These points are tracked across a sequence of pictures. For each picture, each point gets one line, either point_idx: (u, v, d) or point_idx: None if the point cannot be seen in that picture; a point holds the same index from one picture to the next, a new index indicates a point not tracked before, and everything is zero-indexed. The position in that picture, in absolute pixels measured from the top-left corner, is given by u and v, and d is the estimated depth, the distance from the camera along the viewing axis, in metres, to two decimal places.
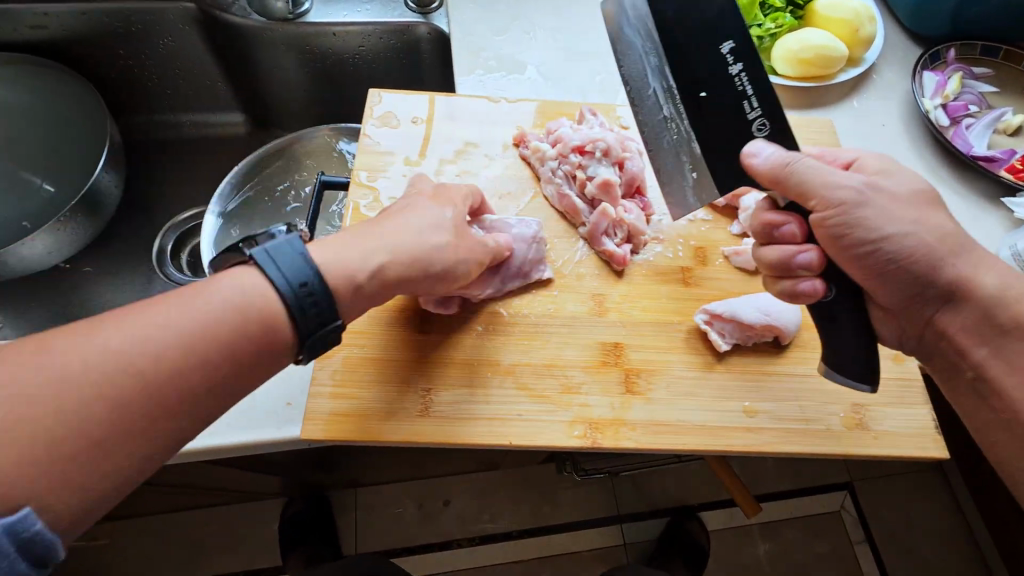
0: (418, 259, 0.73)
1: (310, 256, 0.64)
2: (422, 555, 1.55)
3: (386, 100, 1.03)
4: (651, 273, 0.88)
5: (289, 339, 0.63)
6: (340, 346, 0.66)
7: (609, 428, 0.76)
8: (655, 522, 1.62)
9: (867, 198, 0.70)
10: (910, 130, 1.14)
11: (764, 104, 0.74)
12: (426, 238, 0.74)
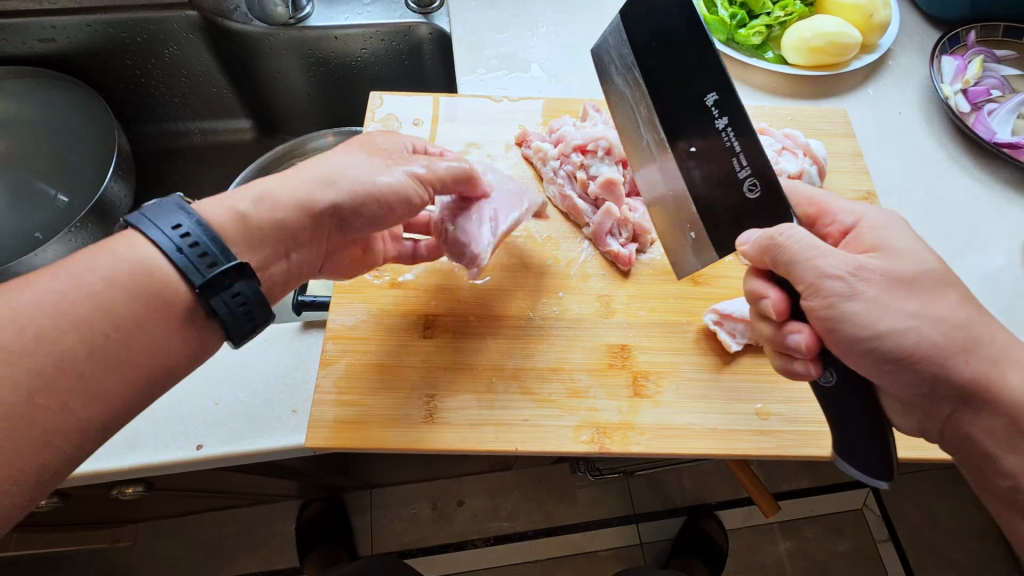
0: (342, 187, 0.70)
1: (187, 205, 0.61)
2: (438, 556, 1.55)
3: (388, 102, 1.02)
4: (658, 273, 0.86)
5: (183, 293, 0.59)
6: (247, 290, 0.60)
7: (617, 432, 0.75)
8: (672, 521, 1.60)
9: (858, 290, 0.61)
10: (928, 117, 1.09)
11: (754, 164, 0.68)
12: (357, 175, 0.72)
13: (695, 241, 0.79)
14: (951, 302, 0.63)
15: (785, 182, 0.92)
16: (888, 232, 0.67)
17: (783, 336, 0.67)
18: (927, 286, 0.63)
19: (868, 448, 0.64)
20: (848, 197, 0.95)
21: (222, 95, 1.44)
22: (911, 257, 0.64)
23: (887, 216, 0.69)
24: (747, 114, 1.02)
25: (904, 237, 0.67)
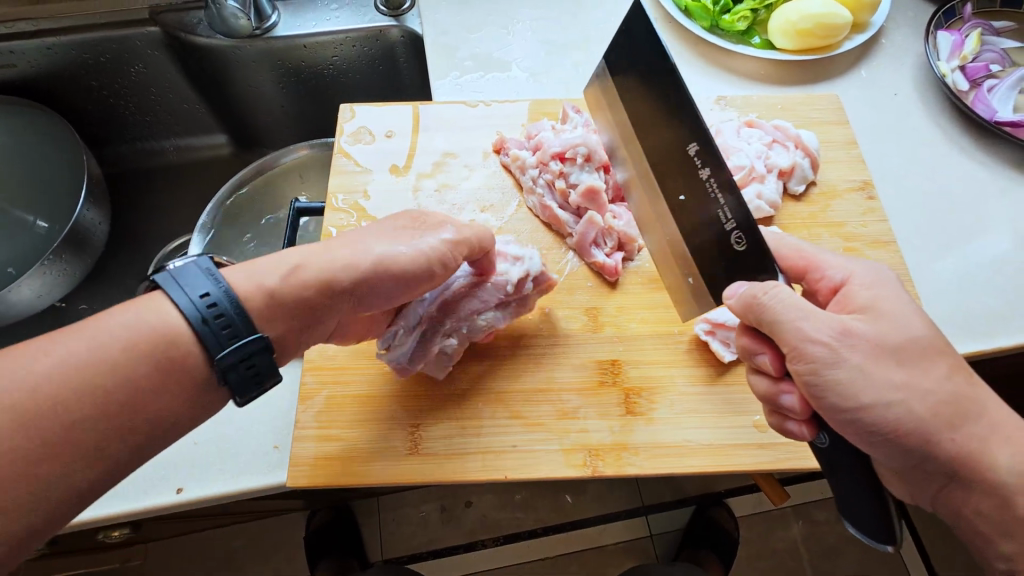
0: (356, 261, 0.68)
1: (216, 273, 0.61)
2: (448, 558, 1.52)
3: (359, 114, 0.98)
4: (647, 281, 0.83)
5: (199, 363, 0.59)
6: (264, 365, 0.61)
7: (610, 454, 0.72)
8: (682, 510, 1.58)
9: (842, 357, 0.58)
10: (924, 98, 1.05)
11: (738, 217, 0.66)
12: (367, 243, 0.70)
13: (694, 285, 0.75)
14: (941, 373, 0.59)
15: (777, 177, 0.88)
16: (884, 292, 0.63)
17: (777, 394, 0.64)
18: (915, 356, 0.59)
19: (863, 504, 0.57)
20: (843, 187, 0.90)
21: (194, 111, 1.40)
22: (904, 318, 0.61)
23: (881, 271, 0.66)
24: (735, 106, 0.98)
25: (903, 300, 0.63)
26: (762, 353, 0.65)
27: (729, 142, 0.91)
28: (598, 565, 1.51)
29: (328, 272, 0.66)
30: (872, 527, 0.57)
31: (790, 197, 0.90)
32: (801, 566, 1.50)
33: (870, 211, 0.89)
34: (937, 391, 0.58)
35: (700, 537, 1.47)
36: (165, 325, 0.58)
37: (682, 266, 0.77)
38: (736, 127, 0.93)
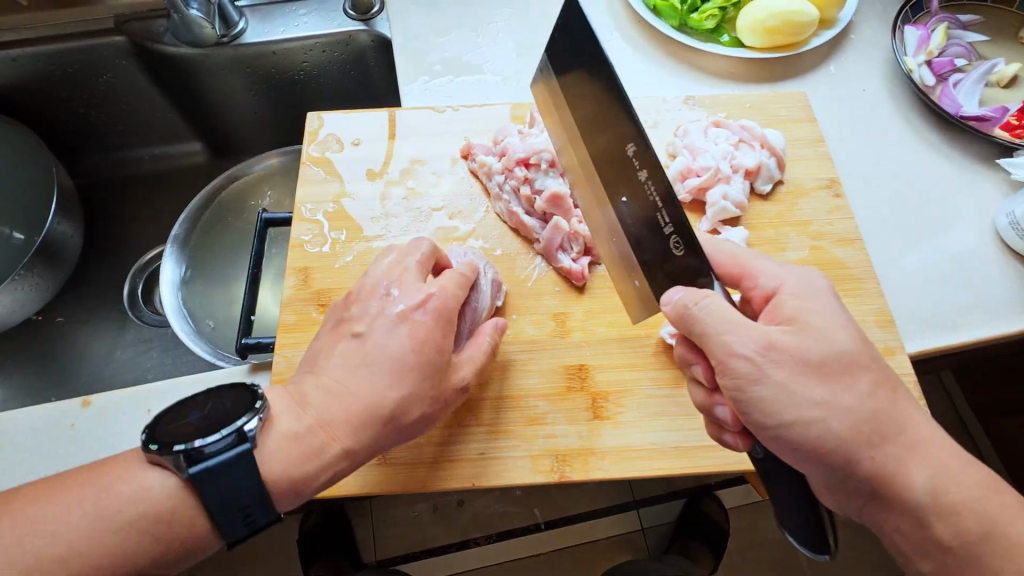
0: (369, 427, 0.65)
1: (225, 428, 0.61)
2: (439, 557, 1.52)
3: (326, 122, 0.98)
4: (615, 285, 0.83)
5: (203, 530, 0.60)
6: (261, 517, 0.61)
7: (577, 459, 0.72)
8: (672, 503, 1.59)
9: (764, 373, 0.59)
10: (893, 93, 1.05)
11: (675, 222, 0.68)
12: (378, 379, 0.66)
13: (641, 289, 0.76)
14: (863, 389, 0.59)
15: (743, 177, 0.88)
16: (815, 302, 0.64)
17: (711, 405, 0.67)
18: (839, 371, 0.59)
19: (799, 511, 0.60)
20: (810, 186, 0.91)
21: (167, 120, 1.39)
22: (830, 329, 0.61)
23: (817, 280, 0.66)
24: (703, 105, 0.98)
25: (834, 311, 0.63)
26: (698, 364, 0.67)
27: (696, 142, 0.91)
28: (589, 559, 1.52)
29: (343, 438, 0.65)
30: (811, 540, 0.58)
31: (758, 196, 0.90)
32: (789, 556, 1.51)
33: (837, 209, 0.89)
34: (858, 409, 0.58)
35: (689, 531, 1.50)
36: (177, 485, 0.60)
37: (631, 271, 0.77)
38: (703, 127, 0.94)
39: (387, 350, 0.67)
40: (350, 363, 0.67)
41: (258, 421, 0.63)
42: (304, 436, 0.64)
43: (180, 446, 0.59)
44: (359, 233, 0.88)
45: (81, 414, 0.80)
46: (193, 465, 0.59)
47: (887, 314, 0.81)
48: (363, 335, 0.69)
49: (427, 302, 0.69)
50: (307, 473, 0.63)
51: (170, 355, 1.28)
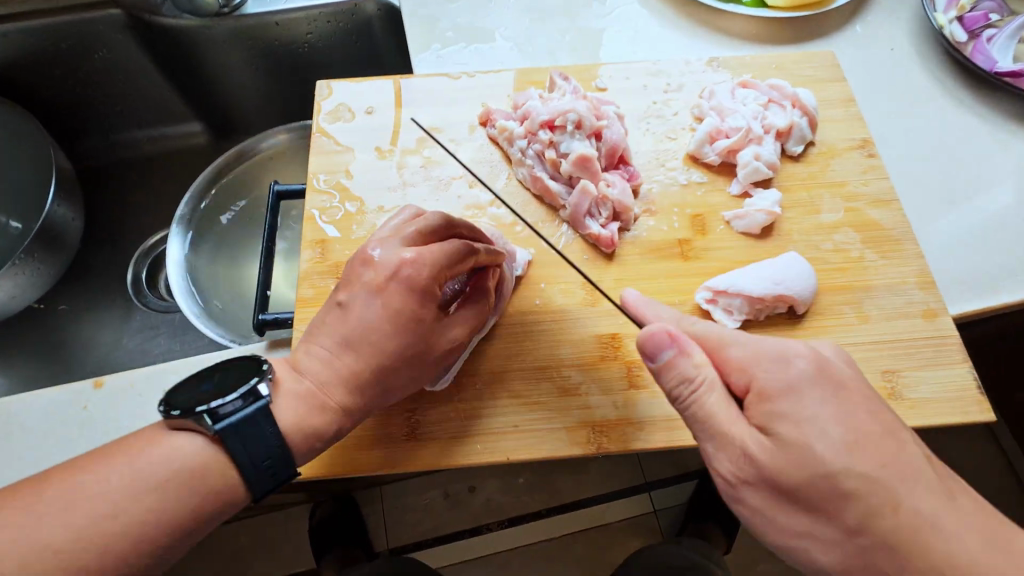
0: (388, 372, 0.64)
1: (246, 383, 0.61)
2: (452, 544, 1.49)
3: (337, 91, 0.94)
4: (644, 251, 0.80)
5: (236, 489, 0.58)
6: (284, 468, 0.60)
7: (614, 430, 0.70)
8: (684, 485, 1.54)
9: (740, 495, 0.56)
10: (921, 51, 1.02)
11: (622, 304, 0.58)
12: (378, 326, 0.65)
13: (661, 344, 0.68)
14: (860, 510, 0.51)
15: (774, 139, 0.85)
16: (802, 394, 0.55)
17: None
18: (827, 489, 0.52)
19: None
20: (843, 146, 0.87)
21: (165, 99, 1.34)
22: (815, 434, 0.53)
23: (805, 362, 0.57)
24: (727, 66, 0.94)
25: (825, 408, 0.54)
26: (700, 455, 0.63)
27: (723, 103, 0.88)
28: (600, 544, 1.48)
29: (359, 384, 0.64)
30: None
31: (788, 158, 0.86)
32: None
33: (871, 170, 0.86)
34: (849, 534, 0.52)
35: (702, 509, 1.44)
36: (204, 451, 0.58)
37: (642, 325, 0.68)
38: (729, 89, 0.90)
39: (369, 319, 0.65)
40: (337, 328, 0.66)
41: (268, 381, 0.63)
42: (312, 391, 0.64)
43: (197, 406, 0.58)
44: (377, 203, 0.85)
45: (94, 396, 0.77)
46: (216, 421, 0.58)
47: (928, 275, 0.78)
48: (347, 305, 0.66)
49: (403, 272, 0.65)
50: (316, 425, 0.62)
51: (178, 341, 1.24)
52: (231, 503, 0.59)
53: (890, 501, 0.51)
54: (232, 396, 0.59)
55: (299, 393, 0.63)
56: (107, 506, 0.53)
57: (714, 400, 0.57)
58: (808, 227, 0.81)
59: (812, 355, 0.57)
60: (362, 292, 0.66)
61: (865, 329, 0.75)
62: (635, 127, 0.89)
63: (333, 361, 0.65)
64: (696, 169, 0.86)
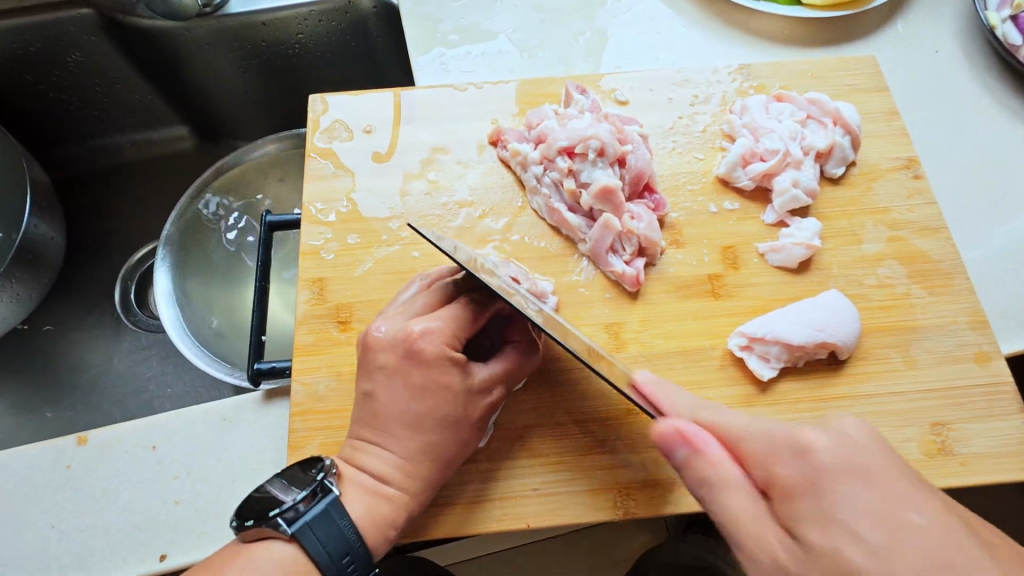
0: (436, 450, 0.62)
1: (314, 473, 0.59)
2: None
3: (332, 106, 0.86)
4: (672, 288, 0.73)
5: None
6: (364, 562, 0.57)
7: (643, 492, 0.64)
8: None
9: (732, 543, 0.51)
10: (969, 55, 0.93)
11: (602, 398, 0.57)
12: (410, 401, 0.62)
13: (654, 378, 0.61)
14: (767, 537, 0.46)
15: (814, 161, 0.78)
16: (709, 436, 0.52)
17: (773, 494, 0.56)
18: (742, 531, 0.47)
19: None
20: (886, 167, 0.80)
21: (147, 103, 1.25)
22: (706, 439, 0.52)
23: (694, 405, 0.57)
24: (759, 75, 0.86)
25: (727, 422, 0.53)
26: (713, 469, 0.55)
27: (757, 120, 0.80)
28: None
29: (412, 464, 0.61)
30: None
31: (827, 181, 0.79)
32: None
33: (916, 193, 0.79)
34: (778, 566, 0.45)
35: None
36: (282, 560, 0.54)
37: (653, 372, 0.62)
38: (763, 102, 0.82)
39: (397, 404, 0.62)
40: (370, 422, 0.63)
41: (332, 474, 0.60)
42: (372, 481, 0.61)
43: (269, 512, 0.55)
44: (379, 235, 0.78)
45: (78, 453, 0.71)
46: (291, 524, 0.55)
47: (980, 314, 0.72)
48: (374, 393, 0.63)
49: (413, 345, 0.62)
50: (386, 512, 0.60)
51: (171, 363, 1.18)
52: None
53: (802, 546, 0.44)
54: (302, 495, 0.56)
55: (361, 483, 0.61)
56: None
57: (631, 420, 0.57)
58: (849, 260, 0.75)
59: (697, 407, 0.56)
60: (379, 372, 0.63)
61: (913, 376, 0.69)
62: (659, 146, 0.81)
63: (375, 448, 0.62)
64: (726, 195, 0.78)
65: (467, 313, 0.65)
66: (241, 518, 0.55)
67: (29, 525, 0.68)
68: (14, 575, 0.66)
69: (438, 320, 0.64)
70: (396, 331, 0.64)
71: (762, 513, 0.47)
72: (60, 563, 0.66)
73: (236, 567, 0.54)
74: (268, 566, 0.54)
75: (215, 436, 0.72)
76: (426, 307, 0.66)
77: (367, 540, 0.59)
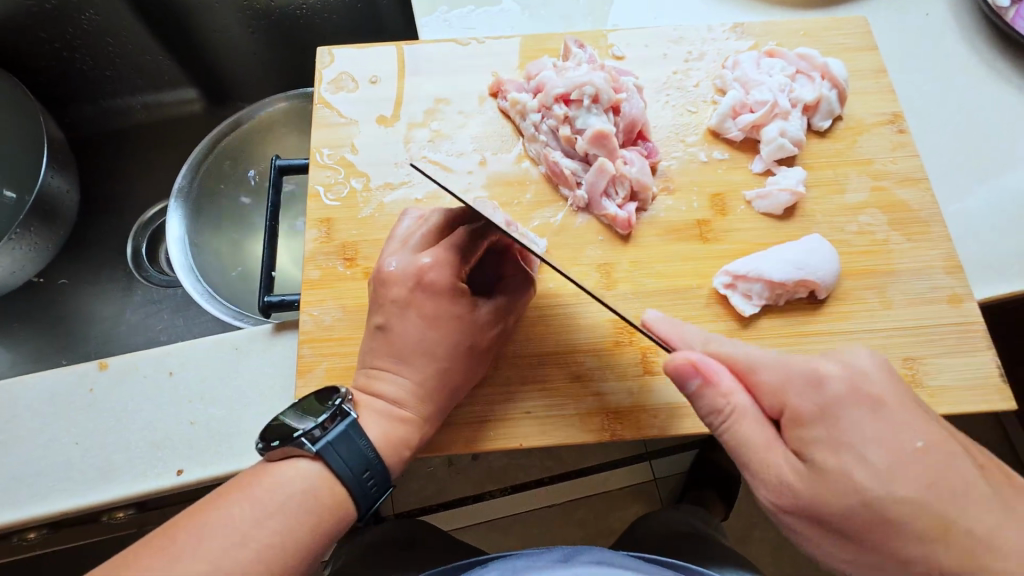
0: (444, 374, 0.66)
1: (330, 400, 0.63)
2: (459, 508, 1.38)
3: (339, 59, 0.89)
4: (662, 232, 0.77)
5: (350, 504, 0.60)
6: (382, 476, 0.62)
7: (630, 416, 0.69)
8: (686, 454, 1.42)
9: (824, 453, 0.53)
10: (957, 18, 0.96)
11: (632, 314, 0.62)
12: (422, 328, 0.66)
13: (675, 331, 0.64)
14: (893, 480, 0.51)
15: (801, 114, 0.81)
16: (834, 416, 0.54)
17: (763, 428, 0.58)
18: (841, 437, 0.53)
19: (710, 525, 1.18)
20: (872, 121, 0.83)
21: (159, 64, 1.29)
22: (856, 464, 0.52)
23: (837, 381, 0.55)
24: (752, 33, 0.88)
25: (865, 430, 0.53)
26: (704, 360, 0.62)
27: (748, 75, 0.83)
28: (602, 510, 1.39)
29: (424, 389, 0.65)
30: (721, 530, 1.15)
31: (814, 134, 0.82)
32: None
33: (900, 146, 0.82)
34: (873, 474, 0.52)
35: (698, 479, 1.33)
36: (307, 477, 0.58)
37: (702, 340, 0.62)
38: (755, 58, 0.85)
39: (410, 333, 0.66)
40: (384, 351, 0.66)
41: (349, 401, 0.64)
42: (388, 407, 0.65)
43: (294, 433, 0.59)
44: (384, 179, 0.81)
45: (100, 378, 0.76)
46: (315, 443, 0.59)
47: (956, 259, 0.75)
48: (388, 325, 0.66)
49: (424, 278, 0.66)
50: (403, 435, 0.64)
51: (181, 316, 1.22)
52: (343, 518, 0.59)
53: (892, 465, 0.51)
54: (322, 418, 0.60)
55: (377, 408, 0.64)
56: (238, 536, 0.53)
57: (748, 430, 0.56)
58: (832, 208, 0.78)
59: (844, 374, 0.56)
60: (390, 304, 0.67)
61: (888, 315, 0.73)
62: (654, 99, 0.84)
63: (388, 375, 0.65)
64: (717, 145, 0.82)
65: (472, 249, 0.69)
66: (267, 441, 0.59)
67: (55, 442, 0.73)
68: (43, 486, 0.71)
69: (447, 253, 0.67)
70: (407, 265, 0.68)
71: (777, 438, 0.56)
72: (85, 476, 0.71)
73: (264, 484, 0.57)
74: (295, 480, 0.58)
75: (228, 364, 0.76)
76: (431, 242, 0.70)
77: (385, 460, 0.63)
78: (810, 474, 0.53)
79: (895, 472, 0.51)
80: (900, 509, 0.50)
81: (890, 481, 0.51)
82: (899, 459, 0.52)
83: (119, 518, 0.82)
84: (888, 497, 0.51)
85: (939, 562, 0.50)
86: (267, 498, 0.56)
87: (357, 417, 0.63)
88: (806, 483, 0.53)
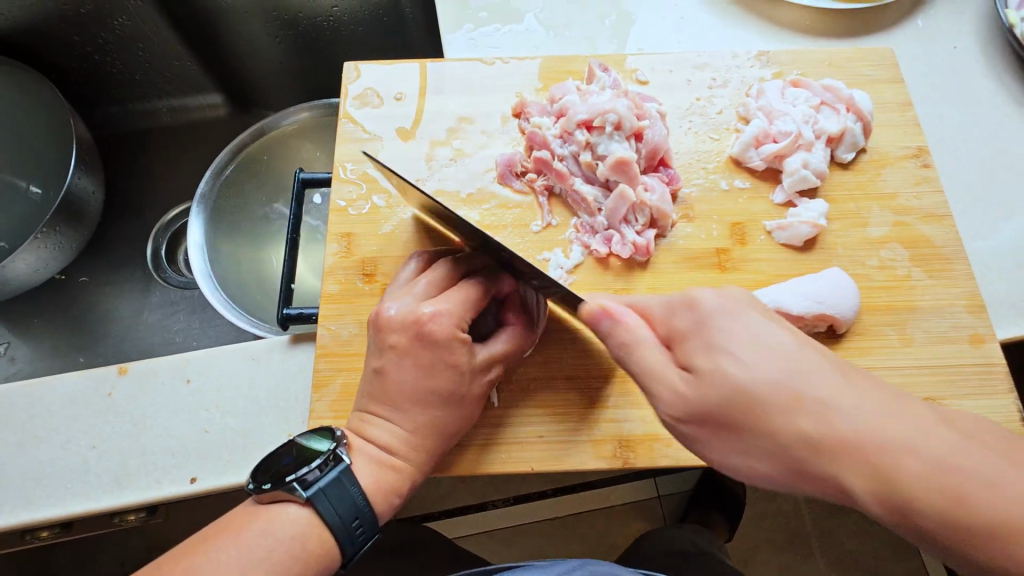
0: (445, 427, 0.66)
1: (327, 441, 0.63)
2: (460, 516, 1.37)
3: (365, 74, 0.90)
4: (680, 259, 0.77)
5: (334, 550, 0.59)
6: (369, 524, 0.61)
7: (642, 444, 0.69)
8: (691, 476, 1.41)
9: (686, 393, 0.56)
10: (986, 52, 0.95)
11: None
12: (416, 381, 0.65)
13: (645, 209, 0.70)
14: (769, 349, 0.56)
15: (825, 145, 0.81)
16: (709, 328, 0.58)
17: None
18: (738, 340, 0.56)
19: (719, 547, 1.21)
20: (896, 155, 0.82)
21: (187, 69, 1.31)
22: (728, 363, 0.55)
23: (712, 305, 0.59)
24: (778, 62, 0.88)
25: (744, 340, 0.56)
26: None
27: (772, 104, 0.84)
28: (604, 528, 1.36)
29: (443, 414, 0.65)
30: None
31: (838, 165, 0.82)
32: (805, 527, 1.32)
33: (924, 181, 0.81)
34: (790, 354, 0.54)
35: (704, 504, 1.32)
36: (297, 526, 0.58)
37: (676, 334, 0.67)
38: (780, 87, 0.85)
39: (408, 383, 0.65)
40: (381, 398, 0.65)
41: (343, 446, 0.63)
42: (388, 452, 0.64)
43: (286, 476, 0.58)
44: (404, 196, 0.82)
45: (119, 381, 0.77)
46: (307, 488, 0.59)
47: (978, 298, 0.74)
48: (385, 371, 0.66)
49: (424, 328, 0.65)
50: (401, 487, 0.64)
51: (197, 318, 1.23)
52: (327, 567, 0.59)
53: (805, 364, 0.54)
54: (316, 463, 0.59)
55: (370, 454, 0.64)
56: None
57: (645, 356, 0.59)
58: (853, 241, 0.78)
59: (718, 300, 0.60)
60: (386, 351, 0.66)
61: (907, 352, 0.72)
62: (676, 125, 0.85)
63: (380, 419, 0.65)
64: (738, 173, 0.82)
65: (474, 296, 0.68)
66: (259, 480, 0.59)
67: (72, 445, 0.74)
68: (60, 488, 0.72)
69: (449, 304, 0.66)
70: (403, 313, 0.66)
71: (667, 359, 0.59)
72: (102, 480, 0.72)
73: (253, 530, 0.57)
74: (286, 528, 0.57)
75: (243, 374, 0.77)
76: (429, 285, 0.69)
77: (375, 508, 0.63)
78: (756, 452, 0.54)
79: (858, 401, 0.51)
80: (798, 404, 0.52)
81: (789, 397, 0.52)
82: (797, 360, 0.54)
83: (129, 520, 0.83)
84: (779, 387, 0.53)
85: (852, 461, 0.50)
86: (256, 544, 0.56)
87: (351, 462, 0.63)
88: (852, 445, 0.50)
